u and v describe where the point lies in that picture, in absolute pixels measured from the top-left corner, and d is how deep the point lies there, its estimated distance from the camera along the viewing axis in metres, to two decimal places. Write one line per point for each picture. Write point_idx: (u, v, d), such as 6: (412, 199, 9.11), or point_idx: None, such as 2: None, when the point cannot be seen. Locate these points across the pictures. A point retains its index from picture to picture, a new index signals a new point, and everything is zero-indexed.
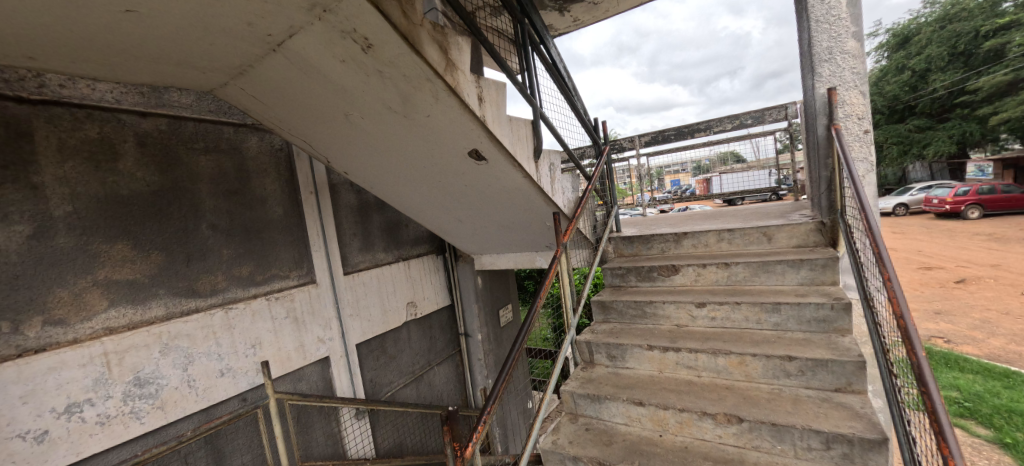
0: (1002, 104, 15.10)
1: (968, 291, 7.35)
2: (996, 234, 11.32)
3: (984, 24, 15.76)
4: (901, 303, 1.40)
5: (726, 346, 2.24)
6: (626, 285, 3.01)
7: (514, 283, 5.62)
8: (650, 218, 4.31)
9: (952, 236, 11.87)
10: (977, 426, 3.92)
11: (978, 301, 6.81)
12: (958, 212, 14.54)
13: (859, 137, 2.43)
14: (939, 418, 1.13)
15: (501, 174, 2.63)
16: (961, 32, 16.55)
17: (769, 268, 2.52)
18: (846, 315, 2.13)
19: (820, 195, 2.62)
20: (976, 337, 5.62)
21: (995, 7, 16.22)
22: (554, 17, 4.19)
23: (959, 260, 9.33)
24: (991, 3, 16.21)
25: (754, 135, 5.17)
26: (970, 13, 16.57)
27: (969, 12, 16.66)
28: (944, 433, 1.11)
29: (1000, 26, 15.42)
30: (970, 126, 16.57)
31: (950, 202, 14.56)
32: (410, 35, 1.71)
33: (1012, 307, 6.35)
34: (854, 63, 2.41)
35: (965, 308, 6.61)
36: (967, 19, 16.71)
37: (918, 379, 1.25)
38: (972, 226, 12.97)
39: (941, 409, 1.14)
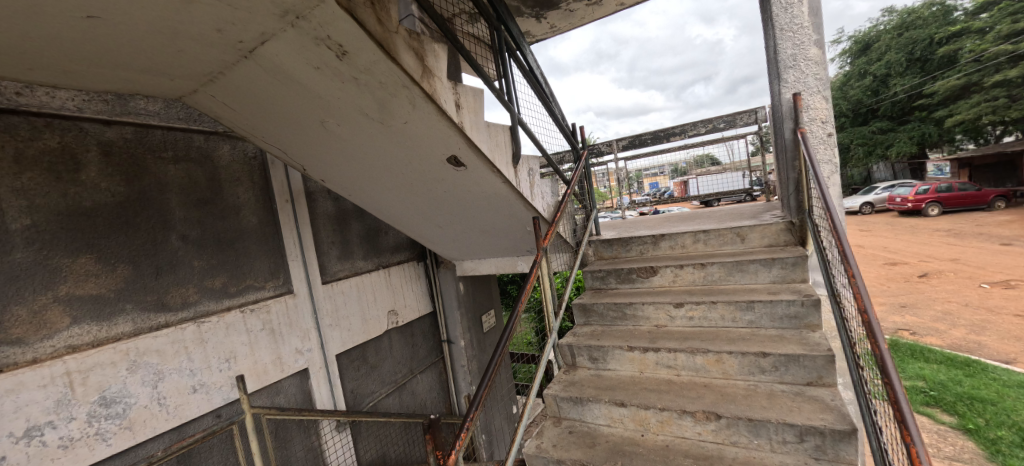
0: (957, 106, 15.95)
1: (930, 284, 7.71)
2: (955, 230, 11.90)
3: (938, 32, 16.68)
4: (865, 299, 1.47)
5: (703, 345, 2.29)
6: (607, 288, 3.02)
7: (496, 288, 5.57)
8: (629, 220, 4.34)
9: (914, 233, 12.40)
10: (942, 413, 4.09)
11: (939, 294, 7.15)
12: (920, 210, 15.25)
13: (824, 140, 2.50)
14: (902, 407, 1.19)
15: (480, 180, 2.64)
16: (918, 40, 17.47)
17: (742, 268, 2.57)
18: (816, 311, 2.20)
19: (788, 196, 2.70)
20: (940, 328, 5.88)
21: (947, 15, 17.19)
22: (532, 24, 4.19)
23: (922, 255, 9.76)
24: (943, 12, 17.19)
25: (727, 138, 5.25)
26: (925, 21, 17.52)
27: (924, 20, 17.57)
28: (906, 421, 1.17)
29: (953, 33, 16.33)
30: (929, 128, 17.45)
31: (911, 200, 15.28)
32: (386, 42, 1.71)
33: (970, 299, 6.70)
34: (817, 69, 2.48)
35: (928, 300, 6.93)
36: (922, 27, 17.65)
37: (881, 370, 1.31)
38: (933, 223, 13.61)
39: (903, 399, 1.20)
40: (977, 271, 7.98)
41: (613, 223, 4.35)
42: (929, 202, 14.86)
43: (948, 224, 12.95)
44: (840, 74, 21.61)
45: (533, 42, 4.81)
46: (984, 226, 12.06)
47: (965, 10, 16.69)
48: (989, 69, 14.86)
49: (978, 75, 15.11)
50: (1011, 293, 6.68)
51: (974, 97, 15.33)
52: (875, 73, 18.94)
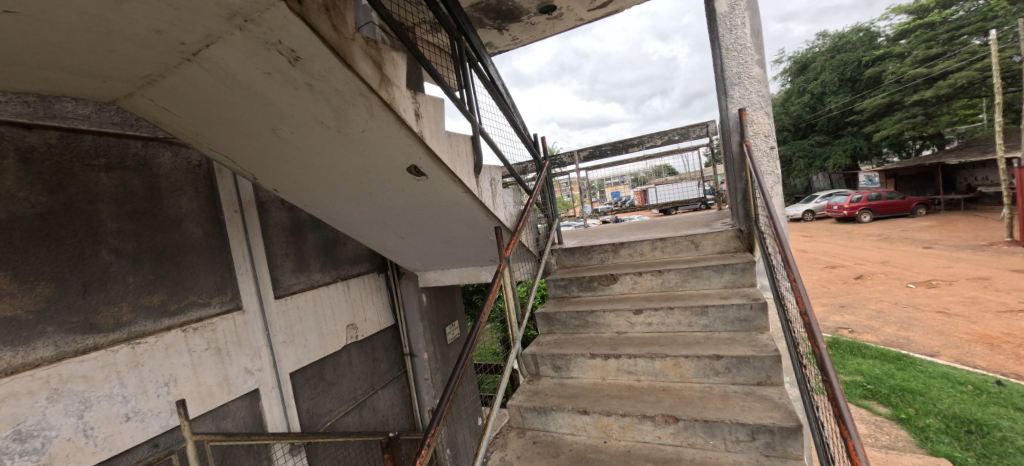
0: (883, 122, 17.58)
1: (865, 285, 8.37)
2: (885, 235, 13.02)
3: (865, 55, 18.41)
4: (805, 301, 1.58)
5: (662, 350, 2.35)
6: (569, 296, 3.05)
7: (461, 298, 5.50)
8: (591, 229, 4.43)
9: (850, 238, 13.47)
10: (878, 405, 4.31)
11: (872, 294, 7.77)
12: (854, 217, 16.61)
13: (766, 153, 2.64)
14: (840, 403, 1.27)
15: (442, 189, 2.62)
16: (848, 62, 19.23)
17: (697, 274, 2.67)
18: (763, 314, 2.31)
19: (736, 205, 2.85)
20: (873, 325, 6.39)
21: (872, 41, 19.03)
22: (494, 35, 4.23)
23: (857, 258, 10.60)
24: (868, 38, 19.04)
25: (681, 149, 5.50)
26: (853, 45, 19.30)
27: (853, 44, 19.36)
28: (843, 415, 1.25)
29: (877, 57, 18.08)
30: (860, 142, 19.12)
31: (847, 208, 16.55)
32: (341, 49, 1.68)
33: (898, 298, 7.33)
34: (759, 87, 2.63)
35: (863, 300, 7.52)
36: (851, 50, 19.44)
37: (821, 368, 1.39)
38: (866, 229, 14.84)
39: (841, 395, 1.28)
40: (903, 272, 8.76)
41: (576, 231, 4.43)
42: (862, 210, 16.21)
43: (878, 229, 14.18)
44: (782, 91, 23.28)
45: (496, 53, 4.85)
46: (908, 231, 13.28)
47: (886, 37, 18.56)
48: (908, 90, 16.72)
49: (901, 94, 16.90)
50: (933, 291, 7.37)
51: (897, 114, 16.98)
52: (811, 90, 20.50)
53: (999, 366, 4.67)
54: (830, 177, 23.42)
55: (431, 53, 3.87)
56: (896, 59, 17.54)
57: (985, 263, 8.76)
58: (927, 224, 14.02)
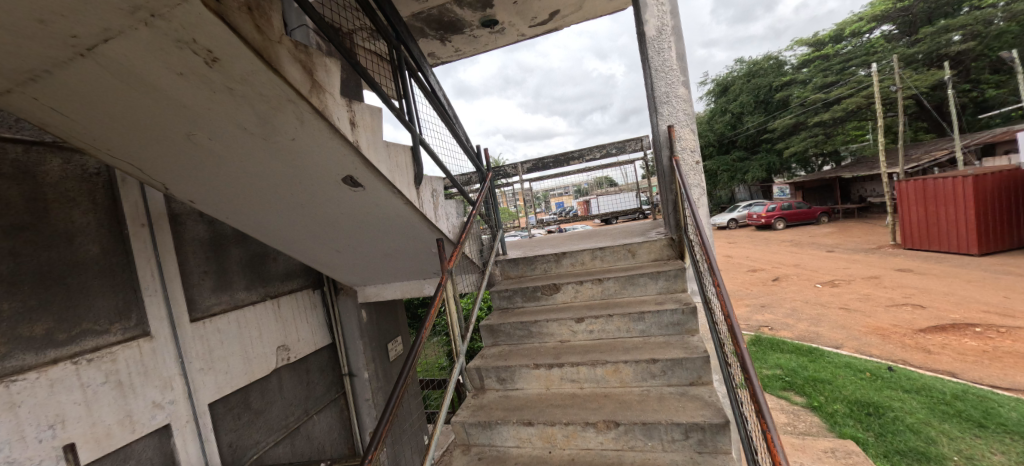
0: (790, 141, 19.73)
1: (781, 286, 9.27)
2: (796, 241, 14.55)
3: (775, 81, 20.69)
4: (728, 304, 1.70)
5: (602, 356, 2.41)
6: (514, 307, 3.05)
7: (404, 313, 5.32)
8: (535, 239, 4.49)
9: (768, 243, 14.88)
10: (795, 395, 4.64)
11: (787, 294, 8.62)
12: (771, 225, 18.41)
13: (693, 167, 2.84)
14: (760, 399, 1.36)
15: (380, 201, 2.53)
16: (760, 86, 21.36)
17: (634, 281, 2.79)
18: (693, 317, 2.46)
19: (668, 215, 3.03)
20: (789, 322, 7.07)
21: (780, 68, 21.47)
22: (437, 46, 4.20)
23: (774, 261, 11.73)
24: (777, 66, 21.48)
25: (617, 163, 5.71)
26: (765, 71, 21.61)
27: (764, 70, 21.63)
28: (763, 411, 1.35)
29: (785, 82, 20.41)
30: (772, 157, 21.37)
31: (764, 217, 18.25)
32: (266, 52, 1.57)
33: (808, 296, 8.19)
34: (685, 106, 2.83)
35: (779, 300, 8.31)
36: (763, 76, 21.76)
37: (743, 367, 1.50)
38: (781, 235, 16.50)
39: (760, 391, 1.38)
40: (812, 273, 9.82)
41: (521, 241, 4.46)
42: (778, 218, 18.01)
43: (792, 235, 15.82)
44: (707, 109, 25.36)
45: (439, 64, 4.82)
46: (815, 236, 14.94)
47: (792, 65, 21.03)
48: (811, 112, 18.95)
49: (805, 115, 19.21)
50: (835, 290, 8.34)
51: (802, 133, 19.19)
52: (732, 110, 22.47)
53: (889, 353, 5.35)
54: (751, 188, 25.91)
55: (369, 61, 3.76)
56: (799, 84, 19.91)
57: (875, 263, 10.08)
58: (830, 230, 15.90)
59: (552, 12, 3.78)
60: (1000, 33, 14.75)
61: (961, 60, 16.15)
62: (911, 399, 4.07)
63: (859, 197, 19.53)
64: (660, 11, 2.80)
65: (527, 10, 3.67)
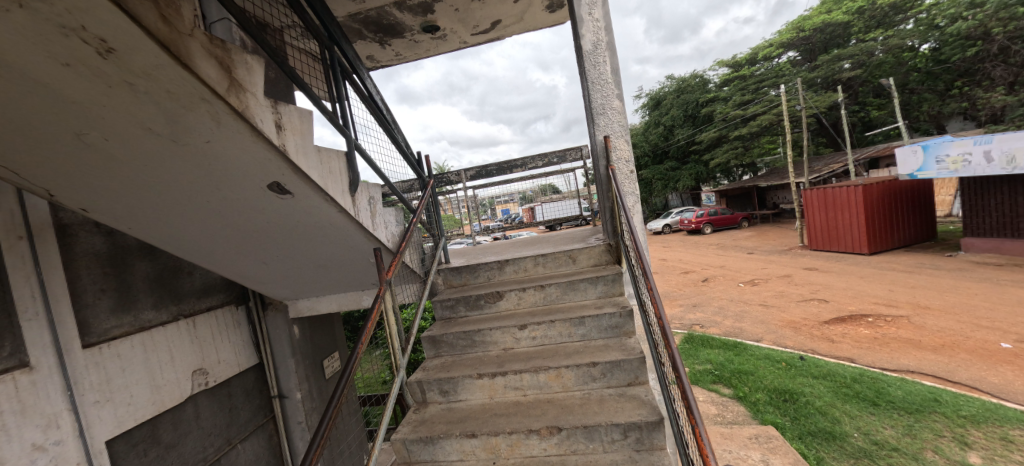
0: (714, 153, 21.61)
1: (709, 286, 10.01)
2: (722, 244, 15.84)
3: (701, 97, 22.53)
4: (660, 307, 1.78)
5: (545, 362, 2.44)
6: (457, 316, 3.00)
7: (342, 327, 5.05)
8: (479, 247, 4.47)
9: (698, 247, 16.05)
10: (722, 387, 4.87)
11: (715, 293, 9.32)
12: (700, 229, 19.92)
13: (628, 176, 2.99)
14: (689, 397, 1.44)
15: (311, 209, 2.38)
16: (688, 101, 23.22)
17: (574, 286, 2.86)
18: (630, 320, 2.56)
19: (605, 222, 3.15)
20: (716, 320, 7.64)
21: (704, 86, 23.45)
22: (375, 49, 4.07)
23: (703, 264, 12.65)
24: (701, 84, 23.43)
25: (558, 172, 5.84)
26: (691, 88, 23.53)
27: (691, 88, 23.55)
28: (693, 408, 1.42)
29: (709, 99, 22.32)
30: (699, 167, 23.24)
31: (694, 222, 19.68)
32: (173, 45, 1.41)
33: (732, 295, 8.93)
34: (619, 118, 2.98)
35: (708, 299, 8.97)
36: (690, 92, 23.67)
37: (673, 366, 1.58)
38: (709, 239, 17.89)
39: (689, 389, 1.46)
40: (736, 274, 10.72)
41: (465, 249, 4.42)
42: (706, 223, 19.56)
43: (718, 239, 17.22)
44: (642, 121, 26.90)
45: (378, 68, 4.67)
46: (738, 240, 16.38)
47: (715, 84, 23.07)
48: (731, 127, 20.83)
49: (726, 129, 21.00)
50: (755, 288, 9.17)
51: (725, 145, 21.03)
52: (664, 122, 24.08)
53: (801, 344, 5.95)
54: (683, 196, 27.91)
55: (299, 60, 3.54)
56: (722, 101, 21.85)
57: (788, 263, 11.23)
58: (750, 234, 17.53)
59: (493, 22, 3.84)
60: (880, 63, 17.24)
61: (851, 85, 18.66)
62: (819, 384, 4.54)
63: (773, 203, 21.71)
64: (595, 27, 2.92)
65: (468, 18, 3.70)
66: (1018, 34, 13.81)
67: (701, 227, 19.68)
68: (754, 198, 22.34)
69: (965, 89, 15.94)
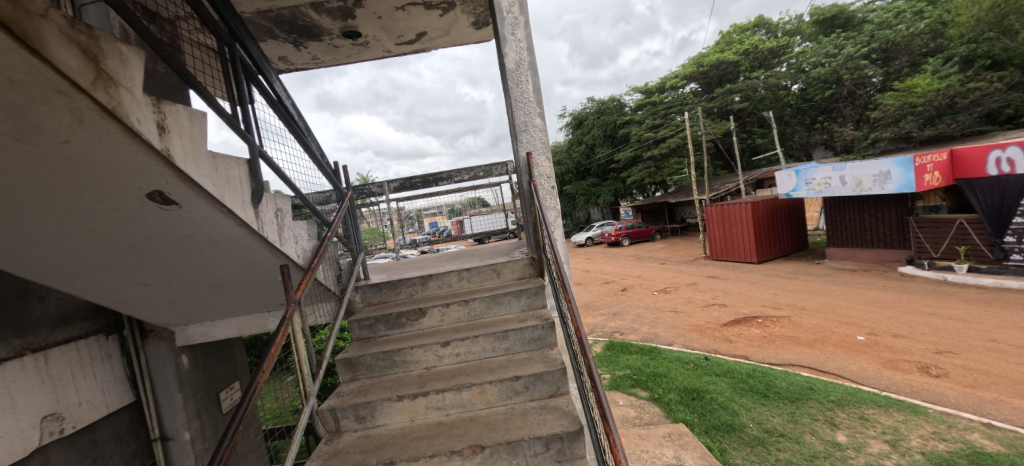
0: (630, 171, 23.51)
1: (627, 295, 10.70)
2: (638, 255, 17.10)
3: (618, 119, 24.36)
4: (577, 319, 1.84)
5: (468, 379, 2.39)
6: (376, 336, 2.84)
7: (244, 353, 4.51)
8: (402, 262, 4.31)
9: (617, 258, 17.14)
10: (639, 390, 5.16)
11: (632, 302, 9.98)
12: (619, 242, 21.39)
13: (549, 191, 3.09)
14: (604, 406, 1.49)
15: (205, 221, 2.11)
16: (607, 123, 24.98)
17: (498, 300, 2.87)
18: (552, 331, 2.63)
19: (529, 236, 3.22)
20: (634, 326, 8.15)
21: (621, 109, 25.38)
22: (289, 50, 3.79)
23: (622, 274, 13.51)
24: (618, 107, 25.28)
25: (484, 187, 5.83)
26: (609, 111, 25.32)
27: (609, 110, 25.35)
28: (607, 416, 1.48)
29: (626, 121, 24.24)
30: (617, 184, 25.15)
31: (613, 235, 21.14)
32: (18, 27, 1.17)
33: (647, 303, 9.63)
34: (541, 136, 3.09)
35: (626, 307, 9.56)
36: (608, 114, 25.44)
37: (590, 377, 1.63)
38: (628, 251, 19.22)
39: (605, 398, 1.51)
40: (650, 283, 11.61)
41: (386, 264, 4.22)
42: (624, 236, 21.11)
43: (635, 251, 18.58)
44: (567, 139, 28.30)
45: (292, 71, 4.34)
46: (652, 251, 17.82)
47: (630, 108, 25.11)
48: (644, 147, 22.77)
49: (641, 150, 22.95)
50: (667, 296, 10.00)
51: (641, 164, 22.90)
52: (586, 141, 25.65)
53: (706, 346, 6.58)
54: (605, 210, 29.85)
55: (193, 54, 3.15)
56: (636, 124, 23.86)
57: (694, 272, 12.45)
58: (663, 246, 19.20)
59: (419, 33, 3.82)
60: (761, 98, 20.16)
61: (741, 116, 21.56)
62: (721, 381, 5.03)
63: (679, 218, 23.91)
64: (518, 47, 3.02)
65: (392, 27, 3.63)
66: (859, 82, 17.19)
67: (620, 239, 21.17)
68: (665, 213, 24.59)
69: (825, 124, 19.36)
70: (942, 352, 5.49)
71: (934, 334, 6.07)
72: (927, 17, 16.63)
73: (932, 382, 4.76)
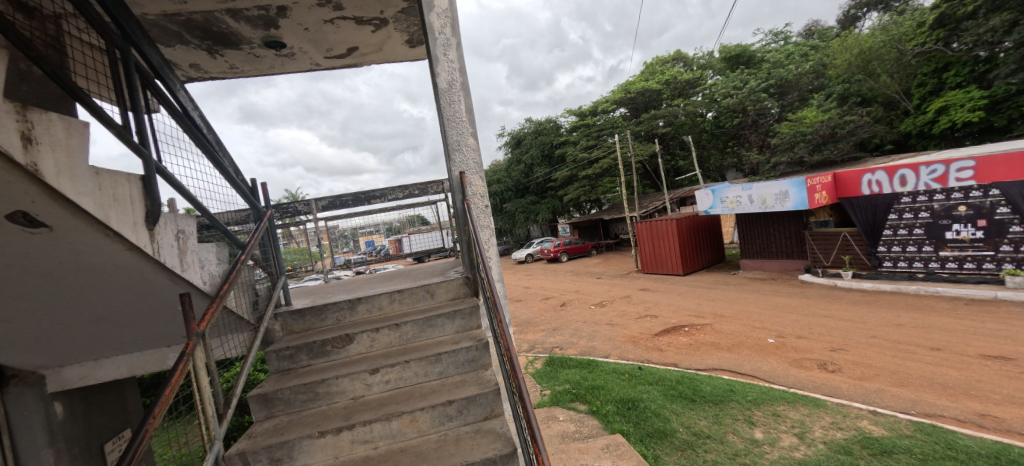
0: (567, 189, 24.51)
1: (565, 310, 10.97)
2: (576, 271, 17.68)
3: (555, 140, 25.43)
4: (508, 339, 1.84)
5: (398, 408, 2.27)
6: (297, 367, 2.62)
7: (138, 395, 3.92)
8: (331, 284, 4.06)
9: (556, 274, 17.58)
10: (578, 403, 5.24)
11: (570, 317, 10.23)
12: (558, 258, 22.03)
13: (483, 210, 3.10)
14: (533, 426, 1.49)
15: (85, 246, 1.84)
16: (544, 143, 25.98)
17: (431, 322, 2.79)
18: (486, 352, 2.59)
19: (463, 256, 3.19)
20: (572, 341, 8.34)
21: (557, 130, 26.53)
22: (202, 57, 3.49)
23: (561, 289, 13.84)
24: (554, 128, 26.43)
25: (420, 205, 5.69)
26: (546, 132, 26.37)
27: (546, 131, 26.40)
28: (536, 437, 1.47)
29: (562, 142, 25.35)
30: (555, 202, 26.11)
31: (553, 251, 21.74)
32: None
33: (584, 317, 9.94)
34: (474, 155, 3.11)
35: (564, 322, 9.78)
36: (545, 135, 26.46)
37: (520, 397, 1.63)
38: (567, 266, 19.81)
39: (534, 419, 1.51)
40: (586, 298, 12.01)
41: (312, 288, 3.95)
42: (562, 252, 21.79)
43: (574, 266, 19.19)
44: (507, 158, 28.90)
45: (206, 80, 3.99)
46: (590, 266, 18.52)
47: (564, 129, 26.32)
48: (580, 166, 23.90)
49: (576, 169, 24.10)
50: (603, 309, 10.40)
51: (577, 183, 23.98)
52: (525, 160, 26.44)
53: (640, 356, 6.91)
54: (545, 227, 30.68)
55: (77, 55, 2.77)
56: (571, 144, 25.04)
57: (627, 285, 13.10)
58: (599, 261, 20.04)
59: (349, 48, 3.74)
60: (682, 124, 22.15)
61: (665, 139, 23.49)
62: (653, 389, 5.27)
63: (613, 233, 25.11)
64: (450, 67, 3.04)
65: (321, 40, 3.51)
66: (761, 112, 19.59)
67: (559, 256, 21.85)
68: (601, 229, 25.82)
69: (735, 148, 21.70)
70: (835, 349, 6.24)
71: (827, 334, 6.91)
72: (811, 59, 19.49)
73: (829, 377, 5.37)
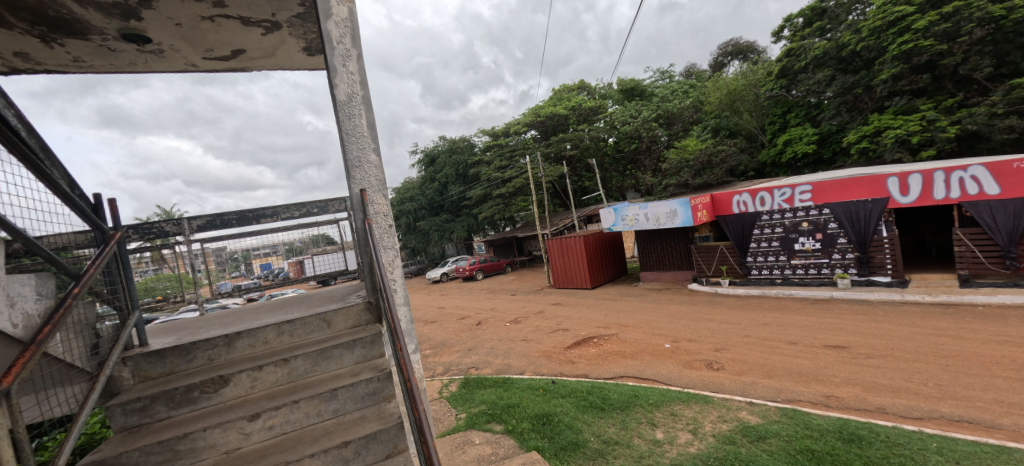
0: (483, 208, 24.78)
1: (479, 329, 10.91)
2: (492, 289, 17.76)
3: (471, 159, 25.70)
4: (409, 368, 1.75)
5: (282, 457, 2.01)
6: (151, 422, 2.19)
7: None
8: (205, 317, 3.50)
9: (471, 293, 17.46)
10: (493, 424, 5.17)
11: (484, 336, 10.18)
12: (473, 276, 22.00)
13: (386, 229, 2.96)
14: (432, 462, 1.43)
15: None
16: (459, 161, 26.08)
17: (327, 355, 2.54)
18: (389, 382, 2.43)
19: (365, 279, 2.99)
20: (486, 360, 8.28)
21: (471, 149, 26.86)
22: (31, 45, 2.86)
23: (477, 308, 13.75)
24: (468, 147, 26.73)
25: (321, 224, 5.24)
26: (461, 150, 26.54)
27: (461, 149, 26.57)
28: None
29: (476, 161, 25.71)
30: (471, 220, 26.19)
31: (468, 270, 21.64)
32: None
33: (498, 335, 9.97)
34: (376, 173, 2.98)
35: (479, 342, 9.69)
36: (460, 153, 26.61)
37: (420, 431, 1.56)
38: (484, 284, 19.84)
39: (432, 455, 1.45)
40: (501, 315, 12.09)
41: (181, 322, 3.37)
42: (477, 270, 21.82)
43: (490, 284, 19.28)
44: (421, 176, 28.35)
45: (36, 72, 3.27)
46: (505, 283, 18.77)
47: (479, 148, 26.75)
48: (494, 185, 24.41)
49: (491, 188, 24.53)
50: (518, 326, 10.55)
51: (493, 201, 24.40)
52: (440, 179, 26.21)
53: (553, 370, 7.11)
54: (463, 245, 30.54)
55: None
56: (486, 164, 25.51)
57: (541, 301, 13.50)
58: (515, 277, 20.44)
59: (233, 50, 3.38)
60: (587, 148, 23.97)
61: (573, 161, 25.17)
62: (566, 402, 5.44)
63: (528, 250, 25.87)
64: (349, 79, 2.90)
65: (197, 39, 3.12)
66: (652, 140, 22.08)
67: (476, 274, 21.82)
68: (518, 246, 26.50)
69: (633, 171, 24.06)
70: (718, 349, 7.09)
71: (709, 336, 7.84)
72: (691, 96, 22.57)
73: (715, 375, 6.07)
